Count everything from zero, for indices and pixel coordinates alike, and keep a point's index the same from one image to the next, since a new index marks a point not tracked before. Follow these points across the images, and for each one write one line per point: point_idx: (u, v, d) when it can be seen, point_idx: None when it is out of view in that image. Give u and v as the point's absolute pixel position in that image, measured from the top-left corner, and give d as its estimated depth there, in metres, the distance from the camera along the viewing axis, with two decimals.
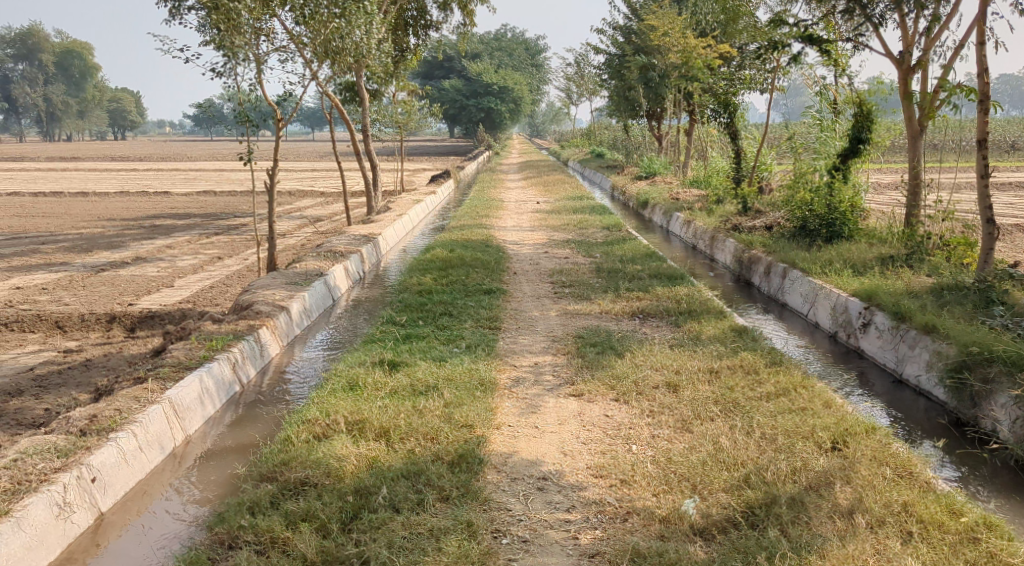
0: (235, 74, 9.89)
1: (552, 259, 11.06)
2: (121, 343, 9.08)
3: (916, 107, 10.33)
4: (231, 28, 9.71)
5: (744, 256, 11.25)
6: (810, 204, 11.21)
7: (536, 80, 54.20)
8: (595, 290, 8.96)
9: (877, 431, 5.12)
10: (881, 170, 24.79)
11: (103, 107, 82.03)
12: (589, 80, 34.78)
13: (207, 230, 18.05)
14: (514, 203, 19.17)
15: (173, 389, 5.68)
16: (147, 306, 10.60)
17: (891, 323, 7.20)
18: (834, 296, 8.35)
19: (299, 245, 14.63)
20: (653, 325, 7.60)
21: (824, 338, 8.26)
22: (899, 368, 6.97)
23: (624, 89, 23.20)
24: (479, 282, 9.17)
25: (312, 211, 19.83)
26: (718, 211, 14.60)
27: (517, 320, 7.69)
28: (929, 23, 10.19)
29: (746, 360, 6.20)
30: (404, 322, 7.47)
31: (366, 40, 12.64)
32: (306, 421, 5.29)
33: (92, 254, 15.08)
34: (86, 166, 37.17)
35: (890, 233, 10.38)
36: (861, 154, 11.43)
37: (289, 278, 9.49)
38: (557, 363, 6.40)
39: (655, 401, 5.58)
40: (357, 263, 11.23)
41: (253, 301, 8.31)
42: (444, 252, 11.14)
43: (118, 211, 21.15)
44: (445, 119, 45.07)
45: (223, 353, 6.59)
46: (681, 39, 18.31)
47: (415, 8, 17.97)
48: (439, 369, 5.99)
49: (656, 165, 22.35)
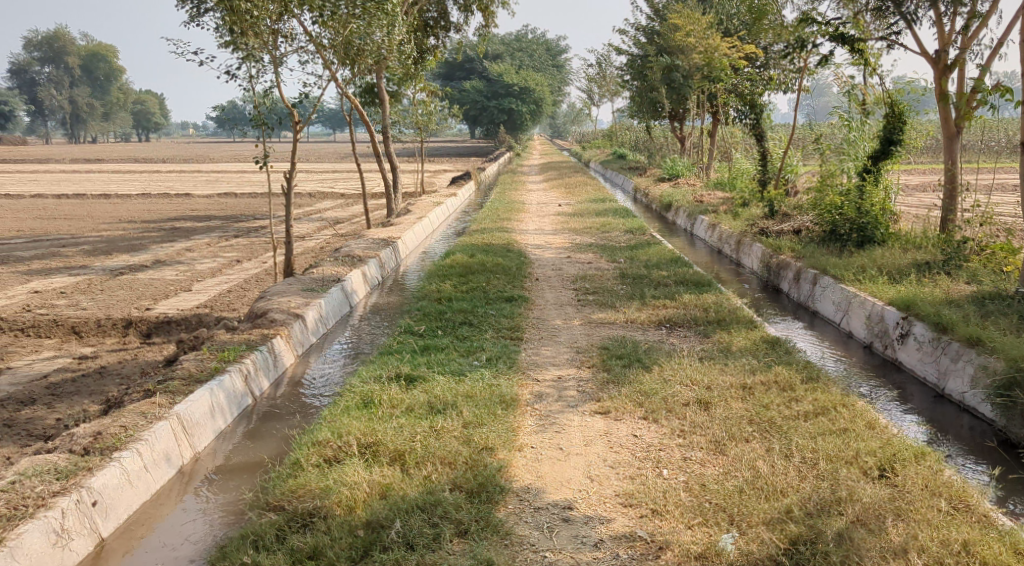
0: (249, 77, 9.71)
1: (575, 265, 10.78)
2: (136, 350, 8.92)
3: (952, 108, 9.94)
4: (245, 30, 9.55)
5: (772, 261, 10.90)
6: (840, 207, 10.84)
7: (558, 81, 53.88)
8: (620, 298, 8.68)
9: (925, 456, 4.81)
10: (911, 171, 24.30)
11: (128, 111, 82.75)
12: (611, 81, 34.42)
13: (227, 232, 17.96)
14: (535, 206, 18.91)
15: (182, 403, 5.48)
16: (164, 311, 10.46)
17: (931, 334, 6.87)
18: (869, 304, 8.01)
19: (318, 248, 14.44)
20: (681, 336, 7.31)
21: (859, 348, 7.93)
22: (941, 383, 6.64)
23: (647, 90, 22.87)
24: (500, 290, 8.91)
25: (332, 213, 19.68)
26: (744, 215, 14.23)
27: (539, 331, 7.42)
28: (966, 21, 9.81)
29: (780, 375, 5.89)
30: (422, 332, 7.22)
31: (385, 41, 12.43)
32: (318, 443, 5.05)
33: (112, 257, 15.00)
34: (109, 168, 37.35)
35: (926, 238, 10.00)
36: (893, 156, 11.04)
37: (305, 284, 9.29)
38: (580, 377, 6.13)
39: (686, 420, 5.30)
40: (376, 267, 11.01)
41: (267, 309, 8.11)
42: (465, 257, 10.88)
43: (139, 213, 21.10)
44: (466, 120, 44.89)
45: (235, 365, 6.37)
46: (704, 39, 17.97)
47: (435, 10, 17.78)
48: (458, 385, 5.74)
49: (680, 166, 21.99)
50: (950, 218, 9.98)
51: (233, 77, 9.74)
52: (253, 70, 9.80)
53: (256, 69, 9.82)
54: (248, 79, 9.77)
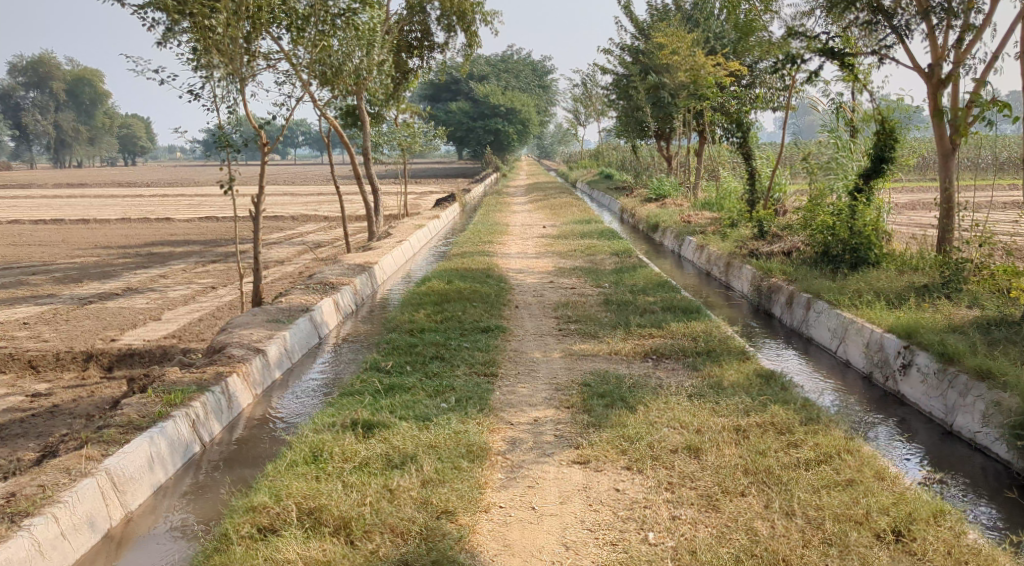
0: (212, 96, 9.17)
1: (557, 290, 10.29)
2: (93, 386, 8.34)
3: (947, 124, 9.54)
4: (208, 46, 9.01)
5: (762, 284, 10.43)
6: (832, 228, 10.39)
7: (545, 101, 53.62)
8: (604, 326, 8.19)
9: (943, 516, 4.30)
10: (904, 190, 23.96)
11: (113, 135, 82.09)
12: (597, 100, 34.14)
13: (205, 257, 17.39)
14: (520, 228, 18.48)
15: (114, 457, 5.09)
16: (128, 342, 9.89)
17: (936, 365, 6.40)
18: (867, 332, 7.54)
19: (295, 274, 13.89)
20: (668, 369, 6.82)
21: (857, 378, 7.45)
22: (949, 419, 6.17)
23: (631, 109, 22.56)
24: (476, 319, 8.40)
25: (314, 237, 19.16)
26: (733, 235, 13.81)
27: (516, 365, 6.91)
28: (960, 34, 9.45)
29: (778, 417, 5.38)
30: (390, 368, 6.70)
31: (363, 61, 11.96)
32: (252, 508, 4.51)
33: (83, 285, 14.41)
34: (92, 192, 36.76)
35: (922, 260, 9.57)
36: (884, 174, 10.60)
37: (271, 315, 8.74)
38: (558, 419, 5.61)
39: (674, 470, 4.80)
40: (350, 295, 10.49)
41: (227, 343, 7.58)
42: (442, 283, 10.39)
43: (115, 239, 20.46)
44: (452, 141, 44.49)
45: (181, 409, 5.89)
46: (689, 57, 17.61)
47: (418, 30, 17.14)
48: (421, 433, 5.22)
49: (666, 186, 21.60)
50: (946, 237, 9.56)
51: (196, 97, 9.19)
52: (217, 89, 9.25)
53: (219, 88, 9.27)
54: (212, 98, 9.22)
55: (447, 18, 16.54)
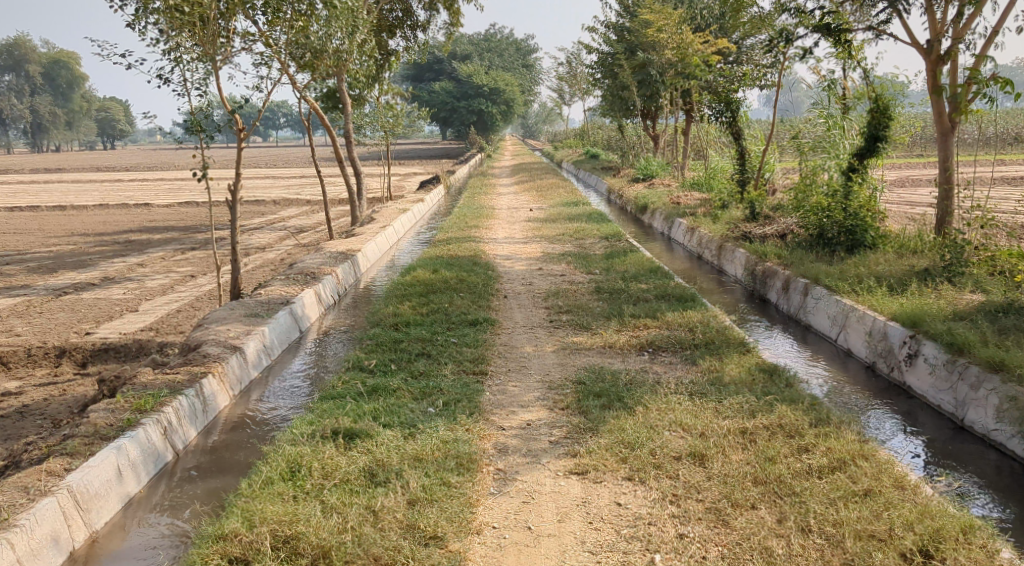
0: (182, 80, 8.63)
1: (546, 277, 9.98)
2: (65, 384, 7.93)
3: (946, 101, 9.22)
4: (177, 27, 8.46)
5: (757, 269, 10.13)
6: (827, 210, 10.10)
7: (529, 80, 52.98)
8: (597, 317, 7.88)
9: (972, 531, 4.14)
10: (892, 167, 23.75)
11: (91, 118, 80.80)
12: (581, 78, 33.65)
13: (184, 244, 16.91)
14: (506, 211, 18.14)
15: (78, 472, 4.82)
16: (103, 336, 9.47)
17: (945, 356, 6.15)
18: (869, 319, 7.26)
19: (276, 261, 13.48)
20: (665, 363, 6.53)
21: (859, 368, 7.19)
22: (959, 413, 5.94)
23: (617, 88, 22.14)
24: (464, 311, 8.08)
25: (296, 222, 18.70)
26: (724, 217, 13.50)
27: (506, 361, 6.59)
28: (960, 8, 9.10)
29: (785, 418, 5.15)
30: (374, 367, 6.38)
31: (341, 43, 11.53)
32: (224, 536, 4.21)
33: (57, 275, 13.91)
34: (70, 177, 35.98)
35: (921, 242, 9.29)
36: (878, 153, 10.20)
37: (249, 309, 8.37)
38: (552, 423, 5.34)
39: (678, 481, 4.61)
40: (332, 284, 10.12)
41: (202, 341, 7.21)
42: (427, 272, 10.03)
43: (93, 226, 19.91)
44: (435, 122, 43.88)
45: (152, 416, 5.55)
46: (676, 34, 17.22)
47: (399, 9, 16.63)
48: (407, 444, 4.93)
49: (653, 165, 21.23)
50: (945, 218, 9.27)
51: (165, 82, 8.66)
52: (187, 72, 8.71)
53: (190, 71, 8.73)
54: (182, 82, 8.69)
55: None
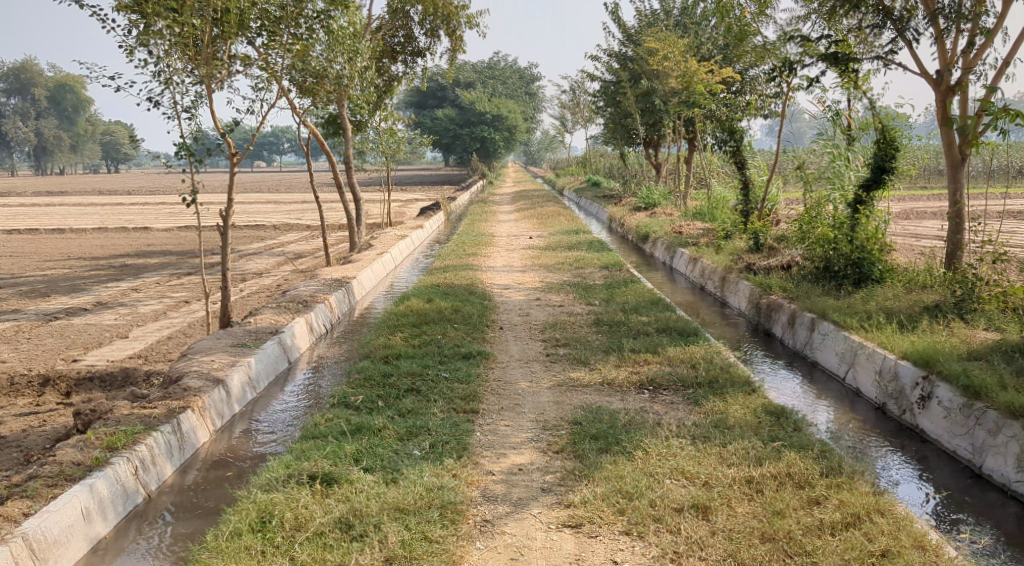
0: (172, 103, 8.37)
1: (544, 308, 9.71)
2: (45, 414, 7.57)
3: (956, 133, 8.99)
4: (169, 49, 8.22)
5: (762, 301, 9.84)
6: (833, 242, 9.83)
7: (532, 108, 53.09)
8: (595, 351, 7.60)
9: None
10: (896, 198, 23.56)
11: (96, 142, 81.04)
12: (584, 107, 33.59)
13: (180, 269, 16.63)
14: (506, 238, 17.93)
15: (36, 518, 4.53)
16: (89, 364, 9.14)
17: (961, 400, 5.87)
18: (879, 357, 6.97)
19: (271, 287, 13.23)
20: (666, 402, 6.25)
21: (868, 408, 6.88)
22: (977, 461, 5.65)
23: (620, 117, 22.00)
24: (458, 344, 7.79)
25: (295, 247, 18.47)
26: (727, 248, 13.24)
27: (500, 399, 6.28)
28: (971, 39, 8.90)
29: (794, 466, 4.89)
30: (362, 403, 6.10)
31: (341, 68, 11.33)
32: None
33: (50, 300, 13.65)
34: (72, 200, 35.85)
35: (931, 276, 9.00)
36: (884, 185, 9.90)
37: (237, 338, 8.08)
38: (545, 468, 5.07)
39: (679, 536, 4.34)
40: (325, 313, 9.84)
41: (186, 372, 6.93)
42: (422, 301, 9.76)
43: (90, 249, 19.69)
44: (438, 148, 43.83)
45: (124, 454, 5.25)
46: (680, 63, 17.07)
47: (401, 35, 16.42)
48: (390, 493, 4.67)
49: (655, 195, 21.02)
50: (955, 252, 8.98)
51: (155, 104, 8.40)
52: (177, 94, 8.46)
53: (181, 94, 8.48)
54: (172, 105, 8.43)
55: (431, 22, 15.97)
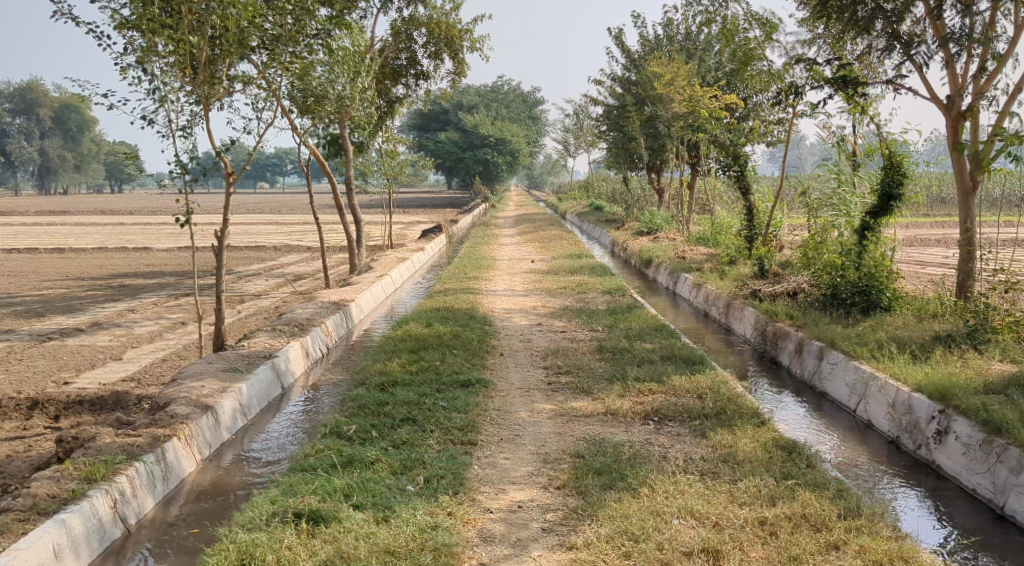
0: (167, 121, 8.19)
1: (546, 334, 9.46)
2: (30, 439, 7.25)
3: (967, 159, 8.78)
4: (165, 66, 8.05)
5: (768, 329, 9.59)
6: (841, 269, 9.58)
7: (535, 132, 53.11)
8: (599, 380, 7.35)
9: None
10: (901, 225, 23.33)
11: (99, 162, 81.15)
12: (587, 131, 33.50)
13: (178, 290, 16.39)
14: (508, 262, 17.71)
15: (3, 556, 4.31)
16: (80, 387, 8.85)
17: (980, 436, 5.63)
18: (891, 390, 6.70)
19: (269, 309, 13.00)
20: (672, 434, 6.00)
21: (881, 442, 6.61)
22: (999, 501, 5.41)
23: (623, 141, 21.88)
24: (456, 371, 7.55)
25: (294, 269, 18.26)
26: (731, 274, 13.01)
27: (499, 430, 6.03)
28: (982, 65, 8.74)
29: (810, 507, 4.68)
30: (355, 433, 5.86)
31: (343, 88, 11.13)
32: None
33: (45, 320, 13.42)
34: (73, 220, 35.72)
35: (941, 305, 8.75)
36: (892, 213, 9.60)
37: (228, 362, 7.84)
38: (546, 506, 4.84)
39: None
40: (320, 337, 9.59)
41: (175, 397, 6.68)
42: (421, 326, 9.52)
43: (89, 269, 19.46)
44: (441, 171, 43.76)
45: (103, 487, 5.02)
46: (685, 87, 16.92)
47: (404, 57, 16.31)
48: (384, 534, 4.45)
49: (658, 219, 20.83)
50: (967, 281, 8.73)
51: (149, 122, 8.22)
52: (172, 113, 8.28)
53: (176, 113, 8.30)
54: (167, 124, 8.25)
55: (435, 46, 15.87)
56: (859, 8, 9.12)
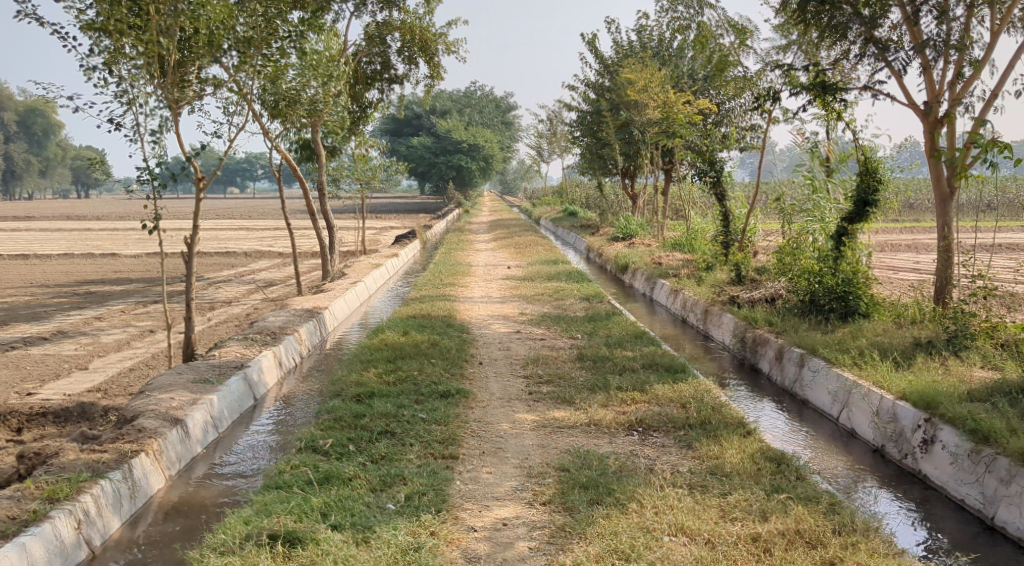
0: (135, 124, 7.94)
1: (525, 342, 9.31)
2: None
3: (944, 165, 8.78)
4: (133, 68, 7.81)
5: (747, 336, 9.50)
6: (818, 275, 9.53)
7: (508, 137, 53.01)
8: (580, 389, 7.21)
9: None
10: (875, 231, 23.46)
11: (64, 167, 79.69)
12: (561, 137, 33.45)
13: (146, 298, 16.01)
14: (484, 268, 17.56)
15: None
16: (44, 398, 8.54)
17: (968, 446, 5.58)
18: (875, 398, 6.64)
19: (241, 317, 12.73)
20: (657, 445, 5.88)
21: (865, 451, 6.53)
22: (989, 512, 5.35)
23: (597, 146, 21.84)
24: (434, 381, 7.37)
25: (266, 275, 17.95)
26: (709, 280, 12.95)
27: (480, 442, 5.87)
28: (959, 71, 8.75)
29: (803, 523, 4.59)
30: (332, 447, 5.67)
31: (316, 92, 10.91)
32: None
33: (7, 328, 13.01)
34: (39, 225, 34.97)
35: (919, 310, 8.73)
36: (868, 218, 9.60)
37: (199, 373, 7.60)
38: (532, 523, 4.70)
39: None
40: (293, 346, 9.35)
41: (143, 409, 6.45)
42: (397, 334, 9.32)
43: (54, 276, 18.98)
44: (414, 177, 43.50)
45: (66, 508, 4.80)
46: (659, 93, 16.90)
47: (377, 61, 16.11)
48: (365, 556, 4.28)
49: (633, 224, 20.77)
50: (945, 286, 8.70)
51: (117, 126, 7.97)
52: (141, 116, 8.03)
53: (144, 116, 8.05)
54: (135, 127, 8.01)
55: (408, 50, 15.69)
56: (838, 15, 9.09)
